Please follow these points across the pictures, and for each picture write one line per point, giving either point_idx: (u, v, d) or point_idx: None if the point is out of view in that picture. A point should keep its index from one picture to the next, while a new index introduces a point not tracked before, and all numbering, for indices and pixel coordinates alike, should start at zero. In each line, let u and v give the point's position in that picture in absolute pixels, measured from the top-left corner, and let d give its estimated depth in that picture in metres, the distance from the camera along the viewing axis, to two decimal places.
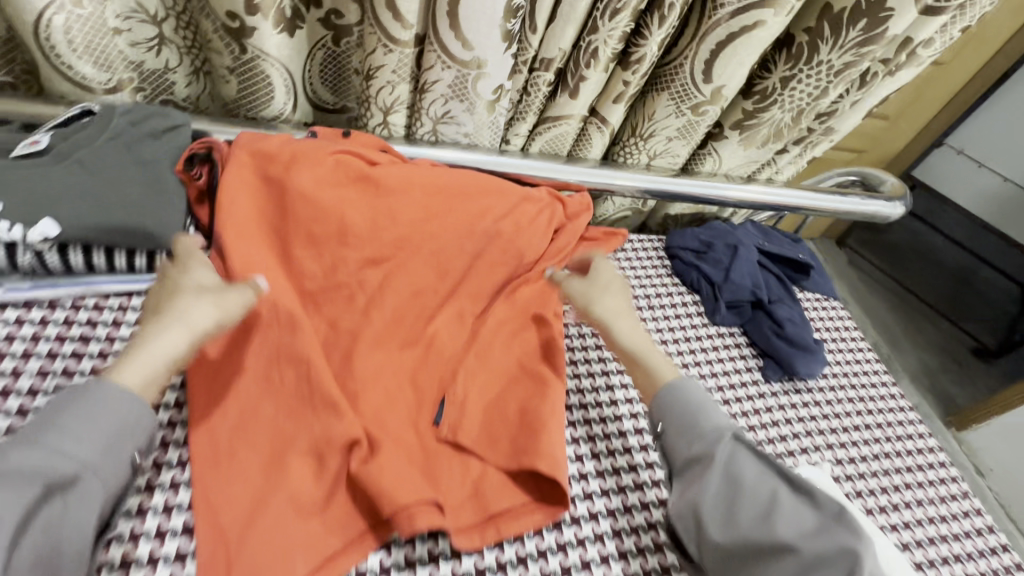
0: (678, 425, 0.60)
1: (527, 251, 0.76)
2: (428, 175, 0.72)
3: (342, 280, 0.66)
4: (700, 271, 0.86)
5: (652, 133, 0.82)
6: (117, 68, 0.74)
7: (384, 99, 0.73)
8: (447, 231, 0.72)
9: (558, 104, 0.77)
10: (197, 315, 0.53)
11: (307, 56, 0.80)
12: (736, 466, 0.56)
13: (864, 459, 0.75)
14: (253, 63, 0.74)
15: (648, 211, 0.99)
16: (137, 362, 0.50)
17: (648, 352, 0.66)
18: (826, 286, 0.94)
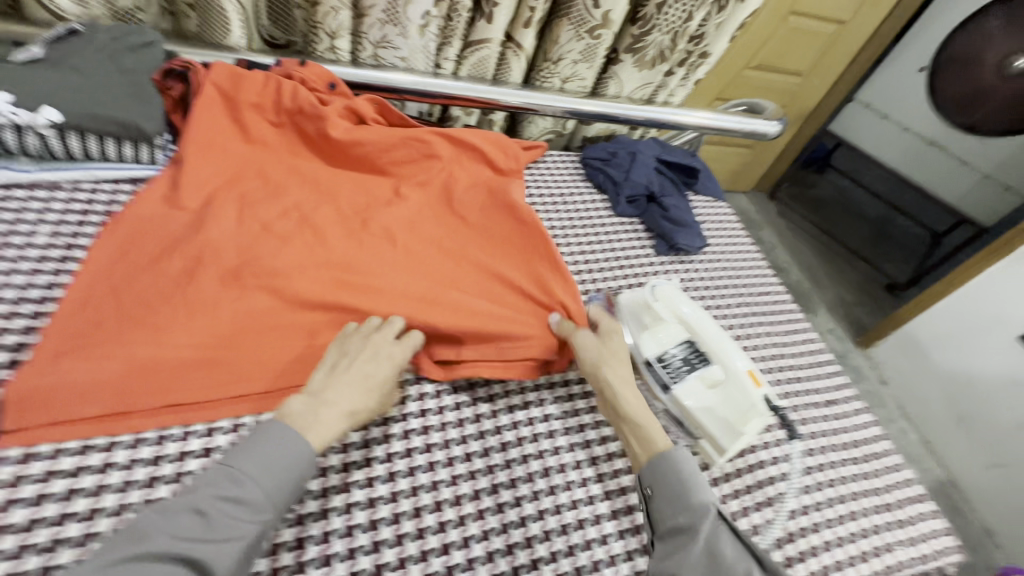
0: (665, 495, 0.59)
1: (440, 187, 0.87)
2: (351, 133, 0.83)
3: (262, 199, 0.77)
4: (606, 174, 1.03)
5: (559, 57, 0.98)
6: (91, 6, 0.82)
7: (330, 24, 0.87)
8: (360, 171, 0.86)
9: (478, 29, 0.92)
10: (336, 386, 0.59)
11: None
12: (716, 539, 0.54)
13: (736, 318, 0.87)
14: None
15: (569, 134, 1.17)
16: (314, 420, 0.55)
17: (650, 420, 0.64)
18: (714, 189, 1.13)
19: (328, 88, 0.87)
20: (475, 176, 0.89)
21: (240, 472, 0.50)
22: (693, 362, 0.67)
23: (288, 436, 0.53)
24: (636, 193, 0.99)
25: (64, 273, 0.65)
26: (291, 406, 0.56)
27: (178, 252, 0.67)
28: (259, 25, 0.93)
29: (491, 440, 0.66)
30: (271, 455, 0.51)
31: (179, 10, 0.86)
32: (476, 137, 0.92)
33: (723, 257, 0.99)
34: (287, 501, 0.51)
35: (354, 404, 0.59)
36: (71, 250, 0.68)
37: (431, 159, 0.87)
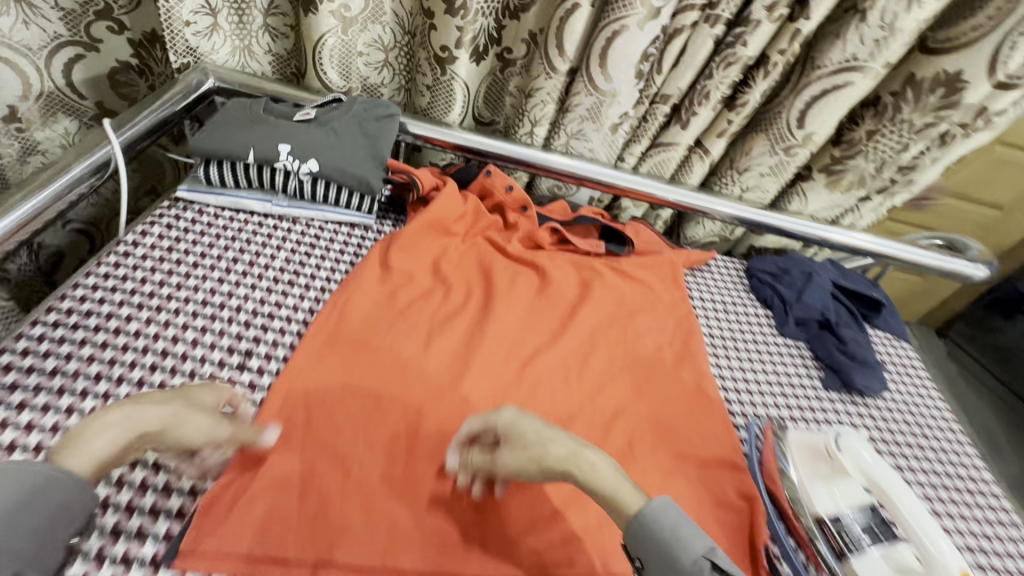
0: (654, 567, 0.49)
1: (626, 305, 0.87)
2: (540, 235, 0.92)
3: (465, 291, 0.82)
4: (774, 289, 0.98)
5: (747, 167, 0.98)
6: (352, 79, 1.02)
7: (535, 113, 0.96)
8: (558, 272, 0.89)
9: (669, 132, 0.95)
10: (172, 398, 0.55)
11: (481, 80, 1.02)
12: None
13: (921, 485, 0.76)
14: (448, 82, 0.96)
15: (734, 240, 1.14)
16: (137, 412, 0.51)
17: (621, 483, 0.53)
18: (898, 328, 1.01)
19: (520, 210, 0.94)
20: (651, 305, 0.89)
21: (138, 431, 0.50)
22: (876, 535, 0.59)
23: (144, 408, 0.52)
24: (808, 316, 0.93)
25: (290, 295, 0.78)
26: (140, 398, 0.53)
27: (389, 343, 0.72)
28: (475, 107, 1.06)
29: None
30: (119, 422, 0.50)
31: (417, 88, 1.01)
32: (653, 265, 0.94)
33: (908, 411, 0.87)
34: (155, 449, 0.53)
35: (180, 408, 0.54)
36: (292, 284, 0.79)
37: (611, 282, 0.89)
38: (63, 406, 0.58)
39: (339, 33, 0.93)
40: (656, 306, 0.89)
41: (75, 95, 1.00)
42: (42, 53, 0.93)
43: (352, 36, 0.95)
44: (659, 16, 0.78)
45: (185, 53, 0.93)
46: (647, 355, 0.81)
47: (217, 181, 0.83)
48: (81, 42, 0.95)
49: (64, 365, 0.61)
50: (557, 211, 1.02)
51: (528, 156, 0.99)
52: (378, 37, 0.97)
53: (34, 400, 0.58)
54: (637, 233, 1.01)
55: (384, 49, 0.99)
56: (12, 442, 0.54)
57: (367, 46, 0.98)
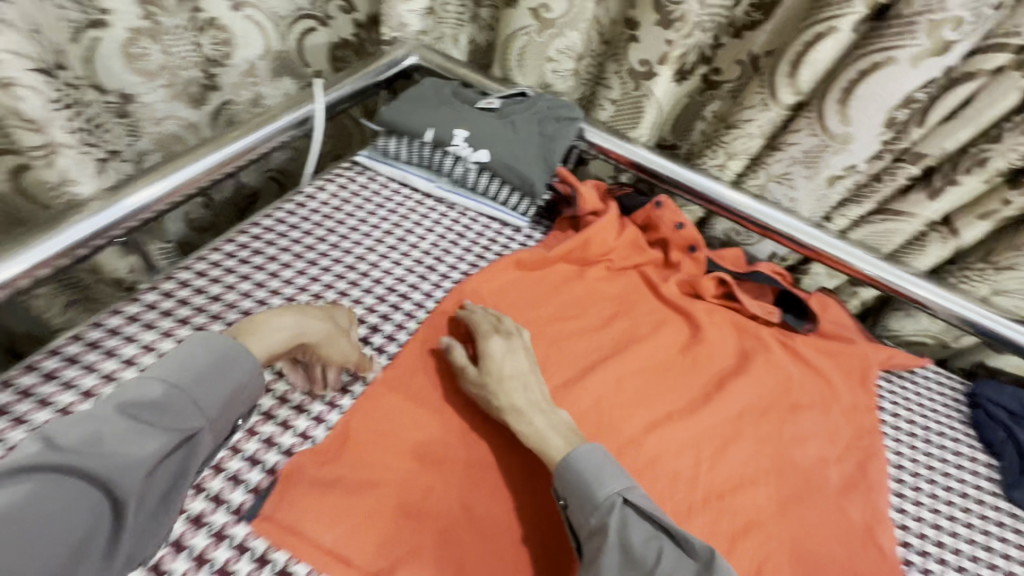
0: (577, 499, 0.54)
1: (790, 392, 0.71)
2: (700, 284, 0.79)
3: (597, 324, 0.74)
4: (1010, 434, 0.72)
5: (1011, 265, 0.74)
6: (528, 74, 0.98)
7: (734, 146, 0.82)
8: (714, 329, 0.76)
9: (908, 200, 0.76)
10: (311, 328, 0.59)
11: (677, 101, 0.90)
12: (624, 528, 0.50)
13: None
14: (638, 96, 0.88)
15: (955, 350, 0.88)
16: (257, 339, 0.55)
17: (548, 435, 0.58)
18: None
19: (686, 251, 0.81)
20: (823, 402, 0.71)
21: (171, 408, 0.45)
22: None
23: (217, 346, 0.50)
24: None
25: (427, 280, 0.77)
26: (272, 318, 0.57)
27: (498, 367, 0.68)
28: (660, 130, 0.95)
29: None
30: (156, 411, 0.44)
31: (598, 100, 0.95)
32: (834, 355, 0.76)
33: None
34: (223, 415, 0.49)
35: (308, 330, 0.58)
36: (429, 272, 0.78)
37: (776, 364, 0.73)
38: (217, 331, 0.64)
39: (533, 33, 0.91)
40: (827, 406, 0.71)
41: (301, 60, 1.07)
42: (290, 21, 1.00)
43: (545, 39, 0.90)
44: (947, 53, 0.61)
45: (397, 27, 0.95)
46: (796, 464, 0.66)
47: (392, 153, 0.85)
48: (317, 16, 1.03)
49: (226, 293, 0.68)
50: (728, 257, 0.88)
51: (711, 189, 0.85)
52: (574, 44, 0.91)
53: (196, 317, 0.65)
54: (825, 308, 0.82)
55: (576, 58, 0.93)
56: (169, 350, 0.61)
57: (558, 52, 0.92)
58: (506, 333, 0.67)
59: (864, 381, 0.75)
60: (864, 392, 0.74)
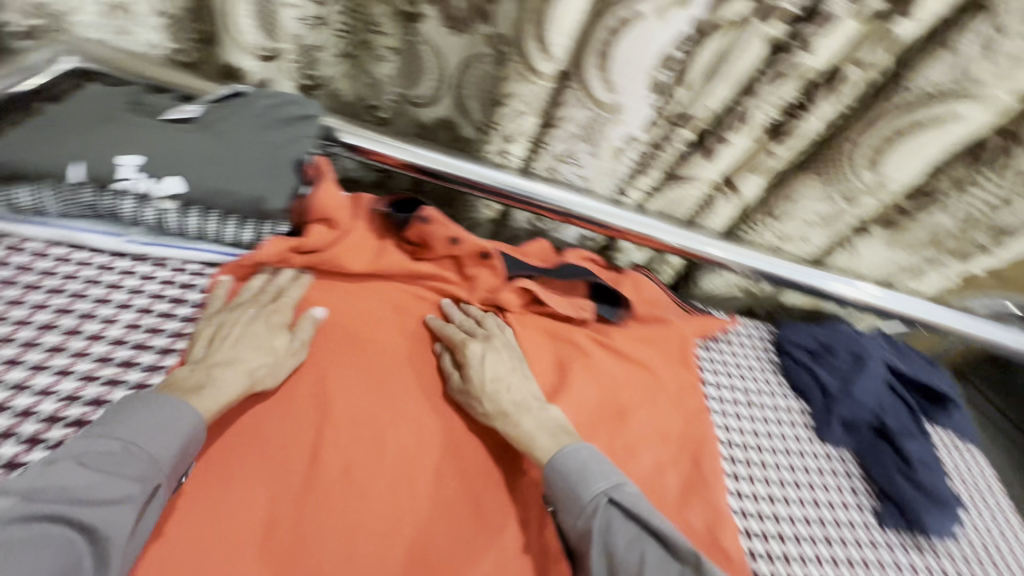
0: (566, 496, 0.51)
1: (615, 395, 0.64)
2: (503, 294, 0.69)
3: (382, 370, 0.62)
4: (814, 376, 0.75)
5: (787, 213, 0.74)
6: (280, 38, 0.72)
7: (508, 127, 0.72)
8: (525, 343, 0.66)
9: (689, 165, 0.71)
10: (252, 360, 0.54)
11: (461, 63, 0.71)
12: (609, 532, 0.48)
13: None
14: (418, 46, 0.71)
15: (761, 297, 0.90)
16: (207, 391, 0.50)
17: (541, 436, 0.56)
18: (966, 427, 0.79)
19: (479, 259, 0.69)
20: (648, 397, 0.66)
21: (114, 459, 0.42)
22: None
23: (175, 406, 0.46)
24: (858, 419, 0.70)
25: (116, 385, 0.52)
26: (212, 372, 0.51)
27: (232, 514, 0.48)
28: (456, 95, 0.75)
29: None
30: (104, 460, 0.42)
31: (376, 52, 0.74)
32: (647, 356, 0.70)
33: (989, 561, 0.66)
34: (173, 471, 0.45)
35: (252, 360, 0.54)
36: (151, 336, 0.56)
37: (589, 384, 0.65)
38: (30, 362, 0.51)
39: None
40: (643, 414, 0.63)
41: None
42: None
43: None
44: (689, 3, 0.54)
45: (40, 13, 0.69)
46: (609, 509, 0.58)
47: (32, 207, 0.58)
48: None
49: None
50: (535, 253, 0.79)
51: (500, 182, 0.74)
52: None
53: None
54: (638, 289, 0.77)
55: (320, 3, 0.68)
56: None
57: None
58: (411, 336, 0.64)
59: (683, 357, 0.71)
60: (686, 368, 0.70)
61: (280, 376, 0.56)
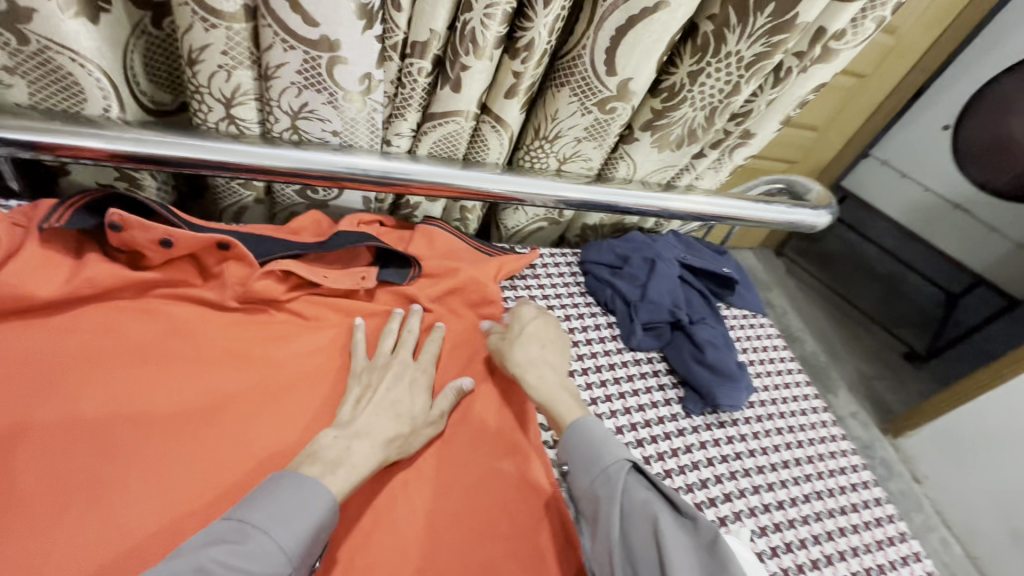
0: (581, 465, 0.54)
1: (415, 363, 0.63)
2: (265, 285, 0.60)
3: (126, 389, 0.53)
4: (615, 289, 0.76)
5: (557, 134, 0.73)
6: None
7: (220, 87, 0.59)
8: (308, 337, 0.62)
9: (440, 98, 0.66)
10: (396, 402, 0.58)
11: (121, 46, 0.59)
12: (626, 495, 0.50)
13: (782, 504, 0.65)
14: (43, 55, 0.54)
15: (565, 223, 0.90)
16: (346, 468, 0.50)
17: (560, 395, 0.61)
18: (754, 301, 0.87)
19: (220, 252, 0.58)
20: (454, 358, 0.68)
21: (244, 546, 0.41)
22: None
23: (294, 490, 0.46)
24: (657, 320, 0.73)
25: None
26: (351, 446, 0.52)
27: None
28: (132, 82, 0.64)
29: None
30: (233, 552, 0.40)
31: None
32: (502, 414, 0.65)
33: (777, 414, 0.74)
34: (303, 559, 0.44)
35: (390, 431, 0.56)
36: None
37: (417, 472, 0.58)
38: None
39: None
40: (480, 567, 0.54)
41: None
42: None
43: None
44: None
45: None
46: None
47: None
48: None
49: None
50: (307, 228, 0.70)
51: (240, 158, 0.63)
52: None
53: None
54: (431, 241, 0.73)
55: None
56: None
57: None
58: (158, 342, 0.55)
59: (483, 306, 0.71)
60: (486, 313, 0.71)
61: (416, 445, 0.58)
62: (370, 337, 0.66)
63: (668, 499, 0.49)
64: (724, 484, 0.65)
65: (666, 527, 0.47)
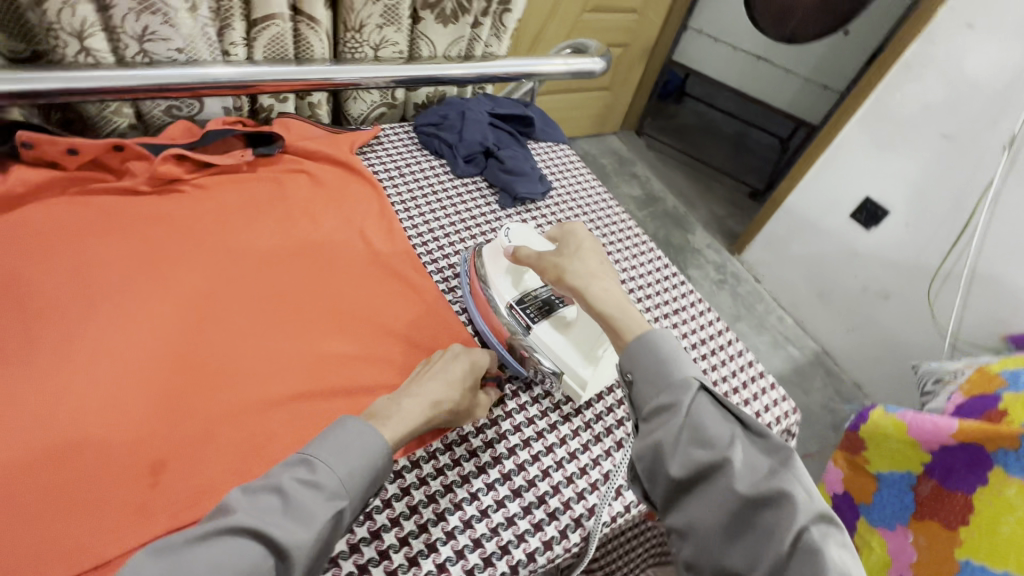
0: (648, 377, 0.55)
1: (293, 207, 0.84)
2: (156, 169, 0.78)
3: (63, 250, 0.69)
4: (440, 138, 1.01)
5: (361, 23, 0.94)
6: None
7: (70, 22, 0.75)
8: (202, 202, 0.80)
9: (257, 5, 0.85)
10: (431, 391, 0.64)
11: None
12: (694, 411, 0.51)
13: None
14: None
15: (401, 105, 1.13)
16: (395, 424, 0.59)
17: (624, 304, 0.64)
18: (553, 134, 1.15)
19: (116, 152, 0.76)
20: (313, 195, 0.86)
21: (315, 475, 0.51)
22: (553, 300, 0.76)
23: (367, 436, 0.55)
24: (472, 151, 0.99)
25: None
26: (404, 407, 0.61)
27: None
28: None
29: (457, 450, 0.68)
30: (305, 480, 0.50)
31: None
32: (364, 214, 0.87)
33: (571, 200, 1.03)
34: (358, 494, 0.53)
35: (435, 395, 0.64)
36: None
37: (305, 245, 0.80)
38: None
39: None
40: (360, 297, 0.77)
41: None
42: None
43: None
44: None
45: None
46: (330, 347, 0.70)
47: None
48: None
49: None
50: (180, 134, 0.87)
51: (105, 84, 0.79)
52: None
53: None
54: (287, 128, 0.94)
55: None
56: None
57: None
58: (81, 219, 0.72)
59: (340, 164, 0.92)
60: (342, 168, 0.92)
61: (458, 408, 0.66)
62: (252, 197, 0.83)
63: (742, 422, 0.51)
64: None
65: (741, 449, 0.49)
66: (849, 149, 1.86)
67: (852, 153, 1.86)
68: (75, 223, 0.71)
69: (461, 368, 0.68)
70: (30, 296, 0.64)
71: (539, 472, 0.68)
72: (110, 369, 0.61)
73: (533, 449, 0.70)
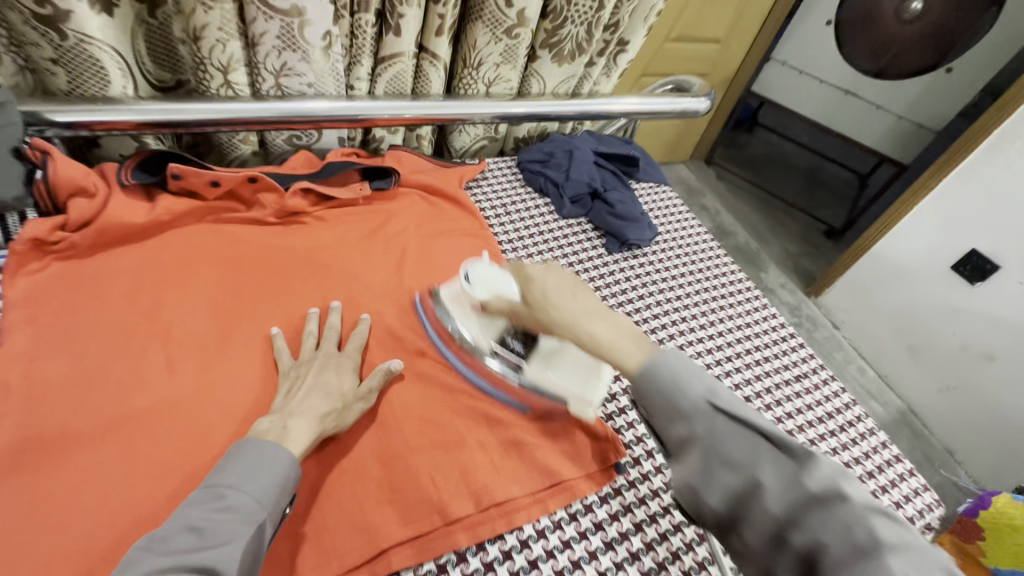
0: (657, 402, 0.44)
1: (408, 243, 0.84)
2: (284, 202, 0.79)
3: (201, 280, 0.71)
4: (546, 176, 1.00)
5: (480, 61, 0.94)
6: None
7: (218, 58, 0.78)
8: (323, 235, 0.81)
9: (386, 43, 0.87)
10: (313, 408, 0.59)
11: (132, 33, 0.76)
12: (727, 481, 0.41)
13: (679, 298, 0.91)
14: (77, 48, 0.69)
15: (502, 138, 1.12)
16: (295, 435, 0.55)
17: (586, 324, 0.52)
18: (655, 174, 1.12)
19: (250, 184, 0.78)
20: (427, 232, 0.86)
21: (220, 504, 0.47)
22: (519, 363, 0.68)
23: (260, 455, 0.51)
24: (579, 192, 0.97)
25: None
26: (292, 423, 0.56)
27: (77, 458, 0.55)
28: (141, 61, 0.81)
29: (583, 521, 0.63)
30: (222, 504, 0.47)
31: (39, 65, 0.72)
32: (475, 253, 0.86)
33: (676, 246, 1.00)
34: (277, 506, 0.51)
35: (322, 408, 0.59)
36: None
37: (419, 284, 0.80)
38: None
39: None
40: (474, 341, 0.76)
41: None
42: None
43: None
44: None
45: None
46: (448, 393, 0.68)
47: None
48: None
49: None
50: (301, 163, 0.89)
51: (241, 115, 0.82)
52: None
53: None
54: (400, 162, 0.95)
55: None
56: None
57: None
58: (217, 249, 0.74)
59: (451, 200, 0.92)
60: (453, 203, 0.92)
61: (349, 419, 0.62)
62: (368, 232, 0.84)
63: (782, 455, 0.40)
64: (638, 291, 0.90)
65: (788, 506, 0.39)
66: (955, 197, 1.73)
67: (959, 202, 1.73)
68: (212, 253, 0.74)
69: (347, 380, 0.64)
70: (172, 326, 0.66)
71: (669, 554, 0.62)
72: (244, 407, 0.62)
73: (661, 526, 0.64)
